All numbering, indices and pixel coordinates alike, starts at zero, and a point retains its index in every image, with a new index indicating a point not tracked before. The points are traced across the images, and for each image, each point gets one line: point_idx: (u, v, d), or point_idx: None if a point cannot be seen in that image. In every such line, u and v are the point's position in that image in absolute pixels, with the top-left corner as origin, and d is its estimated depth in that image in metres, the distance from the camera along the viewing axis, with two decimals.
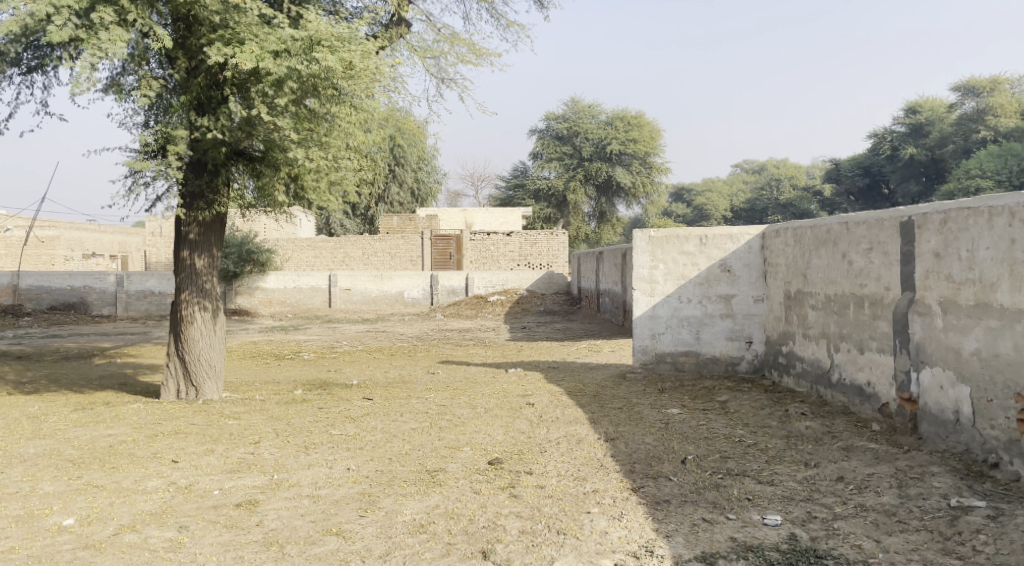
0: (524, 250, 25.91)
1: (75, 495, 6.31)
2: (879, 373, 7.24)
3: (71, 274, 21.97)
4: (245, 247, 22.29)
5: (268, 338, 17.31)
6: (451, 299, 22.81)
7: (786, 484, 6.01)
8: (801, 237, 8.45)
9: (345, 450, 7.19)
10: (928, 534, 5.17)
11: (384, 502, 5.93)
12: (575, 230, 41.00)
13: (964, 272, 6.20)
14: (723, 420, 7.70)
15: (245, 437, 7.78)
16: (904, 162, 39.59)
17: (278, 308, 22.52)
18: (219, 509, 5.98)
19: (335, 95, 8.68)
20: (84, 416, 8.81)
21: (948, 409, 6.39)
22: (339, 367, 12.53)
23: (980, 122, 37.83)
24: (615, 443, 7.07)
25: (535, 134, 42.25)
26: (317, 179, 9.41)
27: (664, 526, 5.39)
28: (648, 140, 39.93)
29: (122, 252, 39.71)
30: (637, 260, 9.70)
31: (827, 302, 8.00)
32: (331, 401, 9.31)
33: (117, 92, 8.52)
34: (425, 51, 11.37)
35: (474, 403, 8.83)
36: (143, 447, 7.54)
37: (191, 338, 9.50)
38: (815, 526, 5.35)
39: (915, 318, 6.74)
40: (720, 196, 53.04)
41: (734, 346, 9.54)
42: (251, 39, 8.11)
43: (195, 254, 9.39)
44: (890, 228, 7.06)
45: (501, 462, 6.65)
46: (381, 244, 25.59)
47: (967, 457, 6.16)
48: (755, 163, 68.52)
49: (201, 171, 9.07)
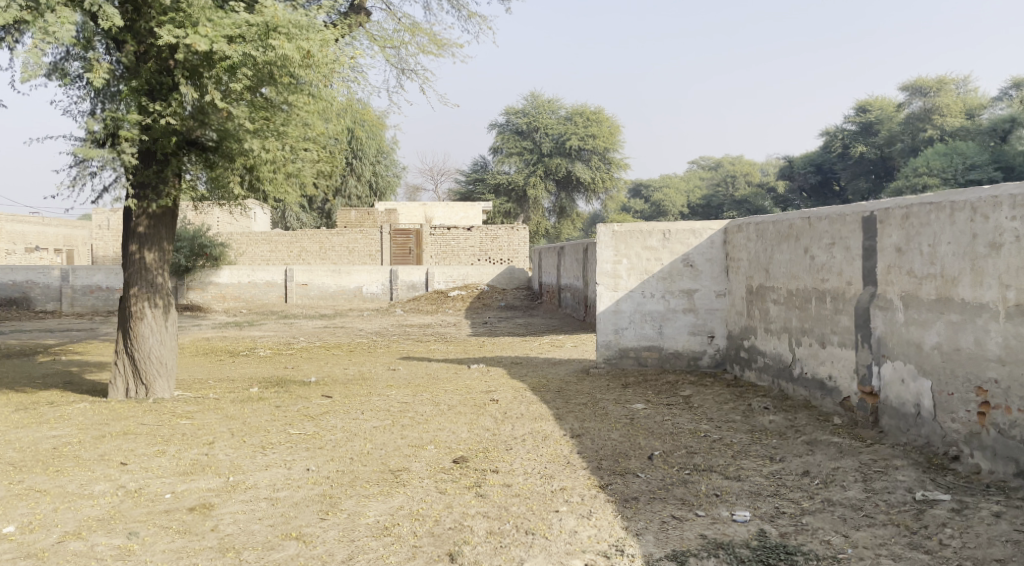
0: (484, 244, 25.85)
1: (17, 500, 6.06)
2: (840, 367, 7.27)
3: (13, 268, 21.32)
4: (197, 241, 21.97)
5: (222, 334, 16.98)
6: (411, 295, 22.57)
7: (754, 479, 5.99)
8: (763, 232, 8.45)
9: (304, 450, 7.01)
10: (896, 529, 5.18)
11: (346, 504, 5.78)
12: (535, 225, 40.94)
13: (925, 267, 6.23)
14: (688, 415, 7.68)
15: (199, 437, 7.56)
16: (854, 159, 40.21)
17: (232, 304, 22.14)
18: (171, 513, 5.78)
19: (292, 84, 8.53)
20: (26, 416, 8.49)
21: (909, 402, 6.43)
22: (297, 364, 12.30)
23: (928, 121, 38.61)
24: (581, 439, 7.00)
25: (494, 129, 42.15)
26: (273, 170, 9.29)
27: (634, 524, 5.32)
28: (606, 135, 40.05)
29: (67, 246, 38.63)
30: (600, 255, 9.64)
31: (789, 296, 8.02)
32: (289, 399, 9.11)
33: (62, 77, 8.27)
34: (386, 40, 11.23)
35: (436, 400, 8.68)
36: (90, 448, 7.28)
37: (141, 335, 9.22)
38: (783, 521, 5.33)
39: (876, 313, 6.77)
40: (677, 192, 53.47)
41: (696, 340, 9.54)
42: (204, 23, 7.86)
43: (144, 247, 9.11)
44: (852, 223, 7.07)
45: (466, 460, 6.54)
46: (339, 238, 25.18)
47: (927, 450, 6.21)
48: (710, 159, 69.15)
49: (152, 160, 8.80)
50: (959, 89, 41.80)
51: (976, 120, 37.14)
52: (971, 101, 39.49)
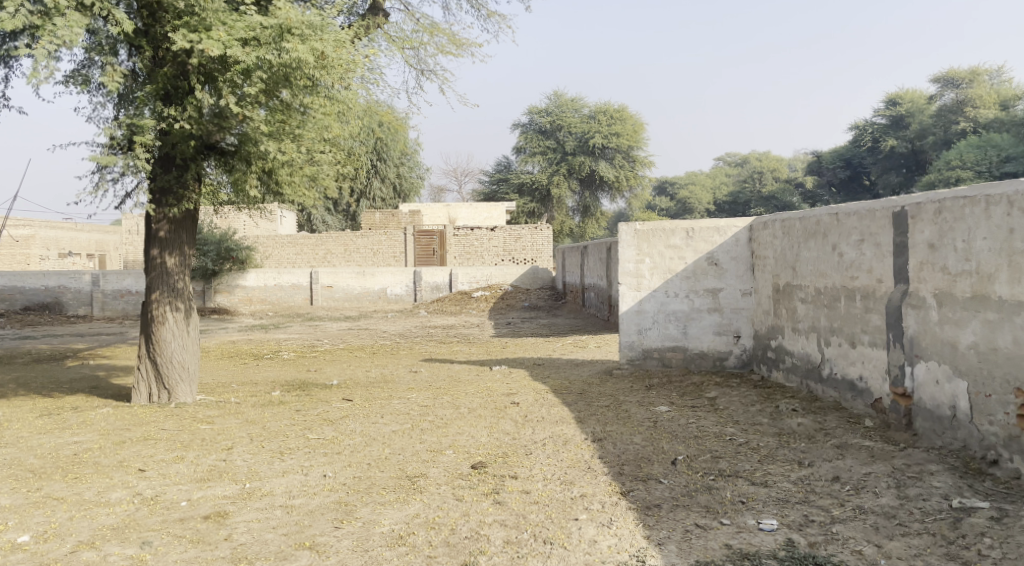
0: (508, 244, 25.71)
1: (33, 509, 6.00)
2: (871, 367, 7.02)
3: (45, 274, 21.49)
4: (224, 244, 21.82)
5: (247, 336, 16.99)
6: (435, 296, 22.48)
7: (781, 486, 5.78)
8: (790, 230, 8.22)
9: (322, 456, 6.91)
10: (932, 538, 4.97)
11: (361, 512, 5.65)
12: (559, 225, 40.72)
13: (959, 263, 5.99)
14: (713, 418, 7.47)
15: (218, 442, 7.48)
16: (884, 154, 39.45)
17: (258, 307, 22.18)
18: (186, 521, 5.69)
19: (310, 86, 8.45)
20: (49, 422, 8.47)
21: (944, 405, 6.19)
22: (319, 366, 12.23)
23: (960, 113, 38.07)
24: (603, 443, 6.82)
25: (517, 129, 41.98)
26: (291, 172, 9.25)
27: (656, 533, 5.15)
28: (631, 133, 39.80)
29: (99, 251, 39.20)
30: (623, 254, 9.45)
31: (818, 295, 7.78)
32: (309, 403, 9.01)
33: (80, 83, 8.23)
34: (404, 41, 11.15)
35: (457, 402, 8.56)
36: (109, 455, 7.22)
37: (163, 340, 9.17)
38: (813, 530, 5.13)
39: (908, 311, 6.52)
40: (704, 189, 52.96)
41: (722, 341, 9.32)
42: (218, 25, 7.79)
43: (165, 252, 9.07)
44: (882, 219, 6.83)
45: (485, 466, 6.38)
46: (364, 240, 25.23)
47: (964, 454, 5.96)
48: (737, 155, 68.40)
49: (170, 165, 8.77)
50: (992, 80, 41.04)
51: (1010, 111, 36.33)
52: (1005, 92, 38.68)
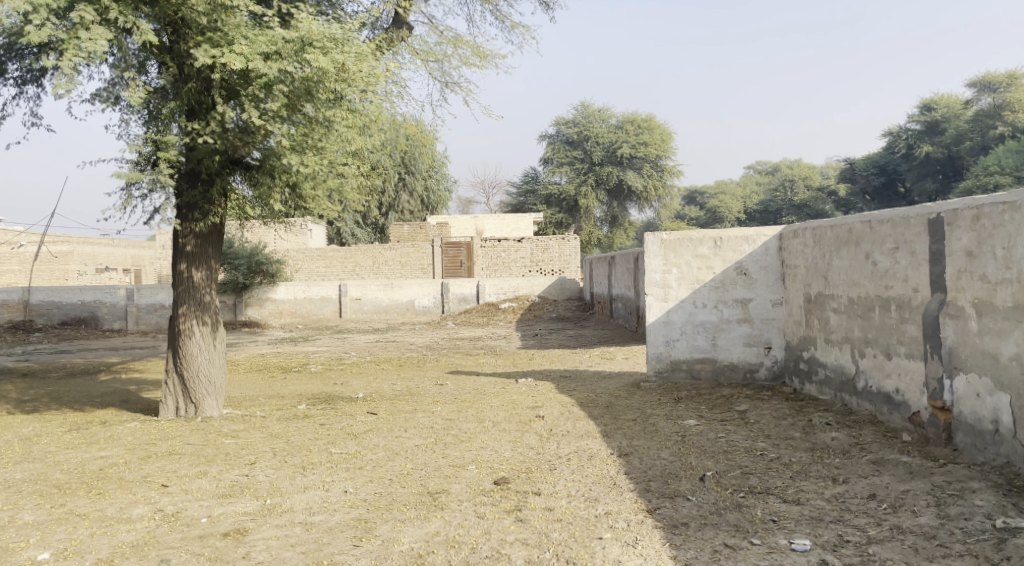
0: (536, 255, 25.55)
1: (56, 525, 5.97)
2: (908, 380, 6.77)
3: (82, 288, 21.72)
4: (255, 258, 21.94)
5: (276, 349, 17.01)
6: (462, 307, 22.40)
7: (814, 503, 5.58)
8: (821, 238, 8.00)
9: (344, 471, 6.81)
10: (973, 561, 4.76)
11: (381, 529, 5.53)
12: (587, 235, 40.44)
13: (1000, 271, 5.76)
14: (743, 432, 7.26)
15: (241, 457, 7.41)
16: (919, 160, 38.81)
17: (289, 319, 22.18)
18: (205, 539, 5.60)
19: (333, 99, 8.39)
20: (77, 436, 8.47)
21: (985, 418, 5.95)
22: (345, 379, 12.17)
23: (998, 117, 37.28)
24: (629, 458, 6.66)
25: (545, 140, 41.94)
26: (315, 185, 9.21)
27: (683, 553, 4.98)
28: (659, 142, 39.67)
29: (134, 266, 39.80)
30: (650, 264, 9.29)
31: (850, 304, 7.56)
32: (334, 417, 8.91)
33: (107, 100, 8.24)
34: (427, 54, 11.09)
35: (482, 416, 8.43)
36: (133, 470, 7.18)
37: (189, 353, 9.13)
38: (848, 552, 4.93)
39: (946, 321, 6.29)
40: (734, 198, 52.48)
41: (752, 352, 9.11)
42: (240, 40, 7.80)
43: (192, 267, 9.05)
44: (917, 226, 6.61)
45: (508, 482, 6.24)
46: (392, 253, 25.28)
47: (1008, 470, 5.71)
48: (768, 163, 67.86)
49: (196, 180, 8.73)
50: None
51: None
52: None
